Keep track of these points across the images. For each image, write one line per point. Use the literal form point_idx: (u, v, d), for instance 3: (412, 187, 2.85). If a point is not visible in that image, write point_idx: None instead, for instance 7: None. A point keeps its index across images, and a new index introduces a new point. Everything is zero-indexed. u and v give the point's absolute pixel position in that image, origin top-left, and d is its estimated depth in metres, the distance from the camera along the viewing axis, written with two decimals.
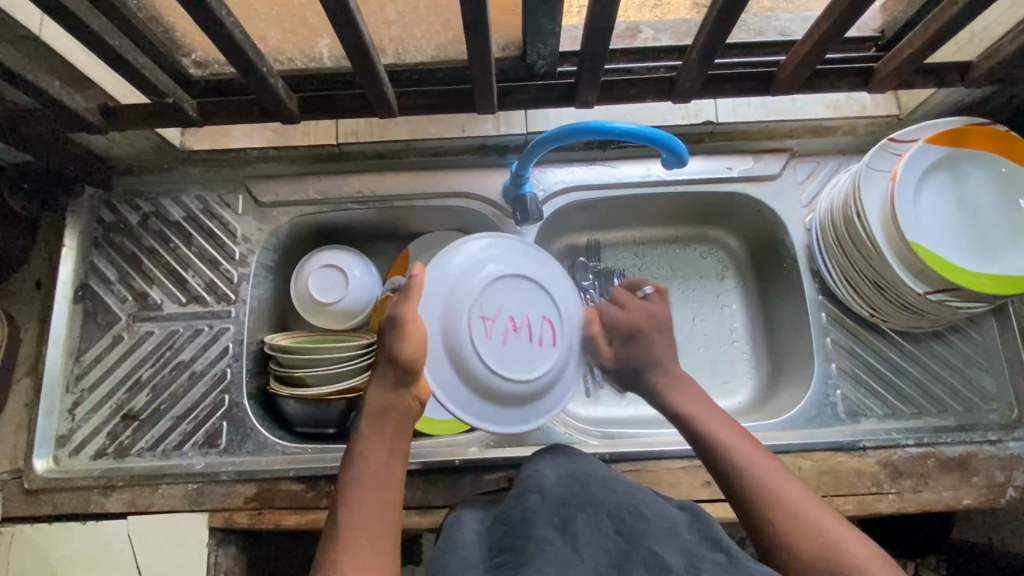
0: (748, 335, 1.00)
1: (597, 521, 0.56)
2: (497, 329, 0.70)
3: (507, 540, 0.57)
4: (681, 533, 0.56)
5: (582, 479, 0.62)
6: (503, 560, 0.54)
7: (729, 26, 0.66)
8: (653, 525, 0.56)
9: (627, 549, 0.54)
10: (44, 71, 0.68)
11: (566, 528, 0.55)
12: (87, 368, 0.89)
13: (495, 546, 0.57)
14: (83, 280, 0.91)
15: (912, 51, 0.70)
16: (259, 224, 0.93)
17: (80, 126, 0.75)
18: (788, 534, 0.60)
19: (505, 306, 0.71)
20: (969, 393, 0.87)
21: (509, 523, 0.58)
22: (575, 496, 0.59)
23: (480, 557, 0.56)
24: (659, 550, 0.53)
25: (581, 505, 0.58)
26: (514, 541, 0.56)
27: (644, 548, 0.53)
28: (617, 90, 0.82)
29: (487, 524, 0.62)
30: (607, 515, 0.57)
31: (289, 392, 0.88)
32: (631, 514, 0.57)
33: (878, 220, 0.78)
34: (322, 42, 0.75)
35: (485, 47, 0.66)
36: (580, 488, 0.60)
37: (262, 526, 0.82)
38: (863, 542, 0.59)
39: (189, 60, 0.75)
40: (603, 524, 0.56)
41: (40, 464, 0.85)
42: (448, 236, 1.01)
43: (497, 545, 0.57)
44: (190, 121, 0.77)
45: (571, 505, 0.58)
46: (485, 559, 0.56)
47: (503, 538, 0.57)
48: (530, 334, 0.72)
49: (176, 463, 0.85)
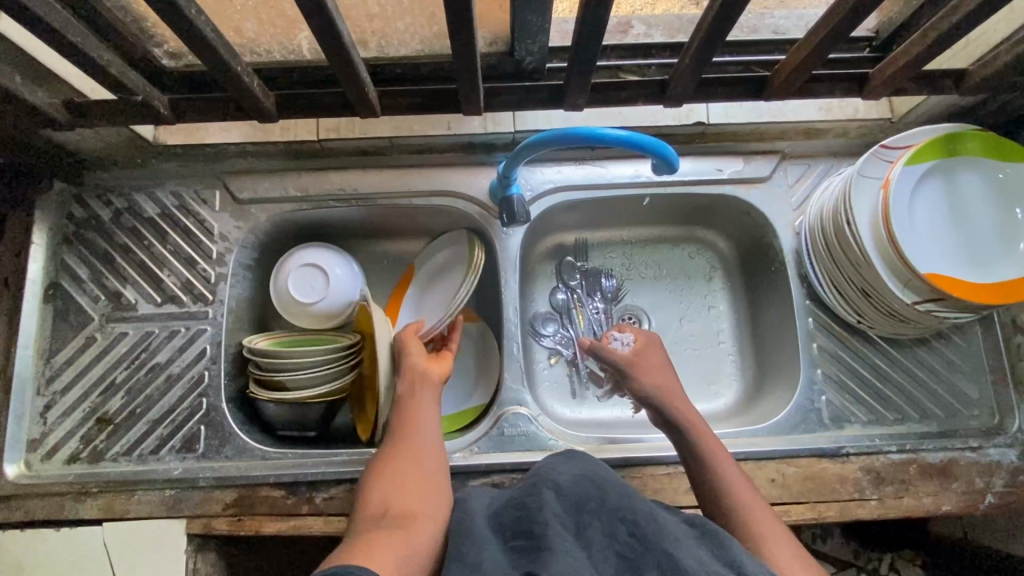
0: (734, 336, 1.00)
1: (610, 526, 0.55)
2: (930, 216, 0.78)
3: (520, 525, 0.55)
4: (692, 544, 0.54)
5: (597, 481, 0.60)
6: (517, 546, 0.53)
7: (724, 32, 0.64)
8: (667, 532, 0.54)
9: (640, 553, 0.52)
10: (3, 65, 0.65)
11: (578, 530, 0.54)
12: (59, 371, 0.86)
13: (512, 528, 0.56)
14: (53, 279, 0.88)
15: (910, 57, 0.68)
16: (237, 221, 0.90)
17: (45, 122, 0.71)
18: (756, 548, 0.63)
19: (924, 204, 0.78)
20: (951, 399, 0.87)
21: (521, 510, 0.57)
22: (590, 499, 0.58)
23: (493, 537, 0.55)
24: (674, 554, 0.51)
25: (595, 509, 0.57)
26: (529, 526, 0.54)
27: (658, 552, 0.52)
28: (607, 92, 0.78)
29: (494, 510, 0.60)
30: (620, 519, 0.56)
31: (264, 394, 0.86)
32: (646, 518, 0.55)
33: (868, 226, 0.78)
34: (302, 35, 0.72)
35: (472, 47, 0.63)
36: (594, 489, 0.59)
37: (241, 533, 0.80)
38: (800, 553, 0.63)
39: (161, 51, 0.72)
40: (616, 528, 0.55)
41: (11, 469, 0.83)
42: (448, 237, 0.97)
43: (510, 530, 0.56)
44: (162, 118, 0.74)
45: (584, 507, 0.57)
46: (500, 540, 0.55)
47: (518, 522, 0.56)
48: (922, 219, 0.78)
49: (153, 469, 0.83)
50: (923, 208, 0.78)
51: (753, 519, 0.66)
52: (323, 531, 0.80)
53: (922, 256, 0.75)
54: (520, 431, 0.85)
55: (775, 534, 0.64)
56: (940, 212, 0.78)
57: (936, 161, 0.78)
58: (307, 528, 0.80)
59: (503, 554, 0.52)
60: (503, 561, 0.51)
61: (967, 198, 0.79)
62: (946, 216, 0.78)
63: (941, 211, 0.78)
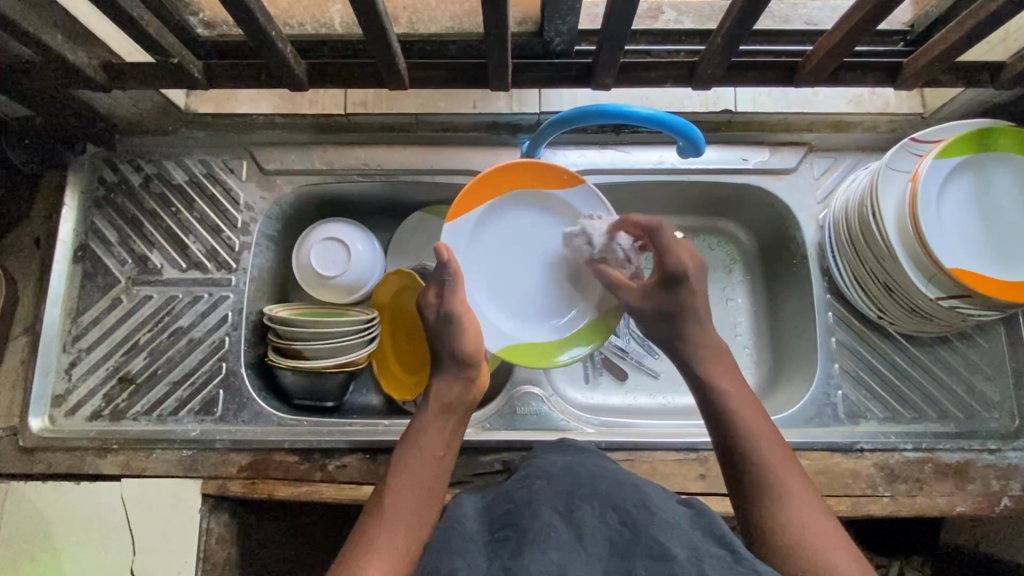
0: (750, 329, 1.00)
1: (602, 513, 0.54)
2: (950, 202, 0.77)
3: (507, 518, 0.56)
4: (686, 529, 0.54)
5: (587, 471, 0.61)
6: (503, 536, 0.53)
7: (754, 17, 0.64)
8: (657, 517, 0.54)
9: (631, 539, 0.51)
10: (45, 24, 0.66)
11: (569, 513, 0.54)
12: (85, 330, 0.88)
13: (497, 521, 0.56)
14: (83, 240, 0.90)
15: (946, 47, 0.68)
16: (263, 192, 0.92)
17: (84, 83, 0.73)
18: (767, 512, 0.61)
19: (948, 200, 0.77)
20: (971, 400, 0.86)
21: (513, 501, 0.57)
22: (581, 485, 0.58)
23: (481, 529, 0.55)
24: (663, 541, 0.51)
25: (587, 494, 0.57)
26: (516, 519, 0.55)
27: (648, 539, 0.51)
28: (635, 73, 0.78)
29: (486, 500, 0.61)
30: (612, 507, 0.55)
31: (281, 361, 0.87)
32: (637, 506, 0.55)
33: (893, 219, 0.77)
34: (334, 7, 0.76)
35: (504, 23, 0.64)
36: (585, 478, 0.59)
37: (253, 496, 0.82)
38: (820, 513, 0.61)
39: (196, 20, 0.75)
40: (607, 516, 0.54)
41: (36, 423, 0.85)
42: (415, 220, 1.01)
43: (498, 520, 0.56)
44: (195, 84, 0.75)
45: (576, 493, 0.57)
46: (487, 534, 0.55)
47: (506, 514, 0.56)
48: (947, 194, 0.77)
49: (171, 429, 0.85)
50: (946, 203, 0.77)
51: (770, 479, 0.63)
52: (334, 497, 0.81)
53: (945, 250, 0.75)
54: (531, 410, 0.85)
55: (797, 495, 0.62)
56: (965, 207, 0.77)
57: (968, 156, 0.77)
58: (319, 494, 0.81)
59: (488, 543, 0.53)
60: (485, 553, 0.52)
61: (995, 194, 0.78)
62: (971, 211, 0.77)
63: (962, 199, 0.78)
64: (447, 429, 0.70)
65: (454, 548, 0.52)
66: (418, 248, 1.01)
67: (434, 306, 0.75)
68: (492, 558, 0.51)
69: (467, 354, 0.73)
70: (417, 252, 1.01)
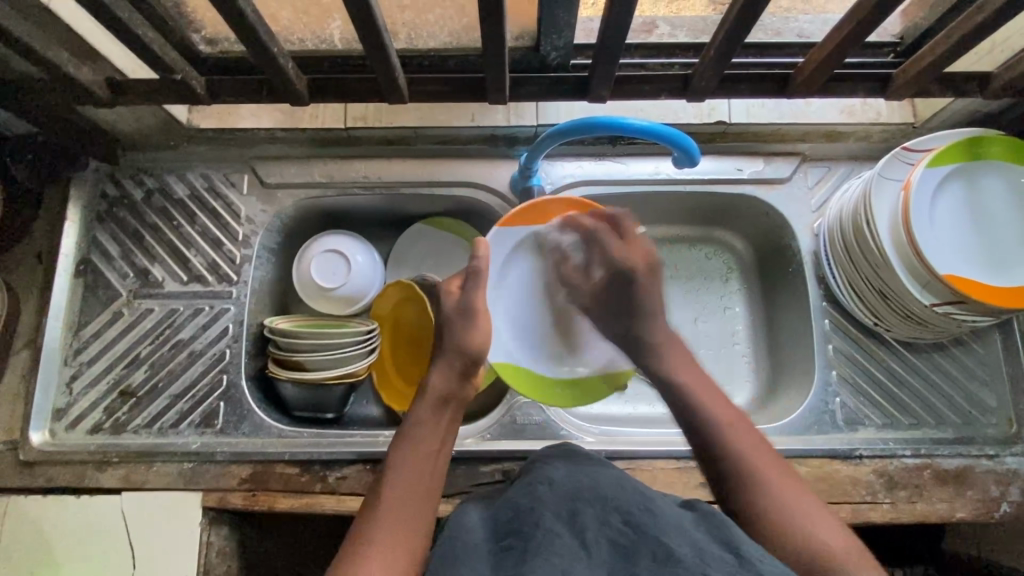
0: (748, 337, 1.00)
1: (604, 515, 0.55)
2: (941, 210, 0.78)
3: (510, 527, 0.56)
4: (690, 531, 0.54)
5: (592, 475, 0.61)
6: (507, 545, 0.53)
7: (743, 34, 0.66)
8: (661, 520, 0.54)
9: (634, 541, 0.52)
10: (50, 41, 0.68)
11: (572, 520, 0.54)
12: (87, 343, 0.89)
13: (501, 530, 0.56)
14: (85, 254, 0.91)
15: (934, 58, 0.69)
16: (263, 205, 0.92)
17: (87, 99, 0.74)
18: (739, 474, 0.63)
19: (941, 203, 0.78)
20: (968, 406, 0.87)
21: (516, 509, 0.58)
22: (584, 489, 0.58)
23: (484, 538, 0.56)
24: (667, 542, 0.51)
25: (591, 499, 0.57)
26: (520, 526, 0.55)
27: (651, 542, 0.51)
28: (630, 86, 0.79)
29: (489, 509, 0.61)
30: (615, 509, 0.55)
31: (281, 373, 0.87)
32: (640, 508, 0.55)
33: (888, 228, 0.78)
34: (333, 24, 0.75)
35: (501, 37, 0.65)
36: (589, 483, 0.59)
37: (254, 508, 0.81)
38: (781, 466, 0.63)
39: (199, 37, 0.75)
40: (611, 518, 0.54)
41: (36, 436, 0.85)
42: (415, 233, 1.01)
43: (502, 529, 0.56)
44: (197, 98, 0.76)
45: (579, 498, 0.57)
46: (491, 542, 0.55)
47: (510, 521, 0.56)
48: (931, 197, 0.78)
49: (172, 441, 0.85)
50: (938, 212, 0.78)
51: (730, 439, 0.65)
52: (335, 509, 0.81)
53: (938, 257, 0.76)
54: (531, 420, 0.86)
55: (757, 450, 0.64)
56: (957, 215, 0.79)
57: (959, 165, 0.78)
58: (320, 505, 0.81)
59: (491, 553, 0.53)
60: (488, 561, 0.52)
61: (985, 202, 0.79)
62: (964, 218, 0.78)
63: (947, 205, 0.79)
64: (444, 423, 0.70)
65: (458, 557, 0.52)
66: (416, 260, 1.01)
67: (453, 296, 0.77)
68: (496, 566, 0.51)
69: (471, 348, 0.74)
70: (417, 264, 1.01)
